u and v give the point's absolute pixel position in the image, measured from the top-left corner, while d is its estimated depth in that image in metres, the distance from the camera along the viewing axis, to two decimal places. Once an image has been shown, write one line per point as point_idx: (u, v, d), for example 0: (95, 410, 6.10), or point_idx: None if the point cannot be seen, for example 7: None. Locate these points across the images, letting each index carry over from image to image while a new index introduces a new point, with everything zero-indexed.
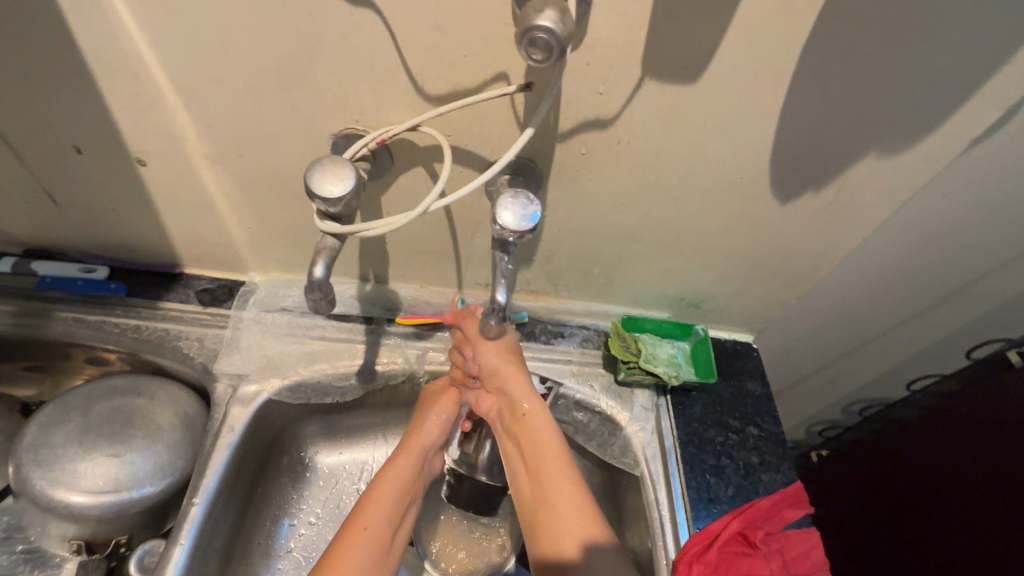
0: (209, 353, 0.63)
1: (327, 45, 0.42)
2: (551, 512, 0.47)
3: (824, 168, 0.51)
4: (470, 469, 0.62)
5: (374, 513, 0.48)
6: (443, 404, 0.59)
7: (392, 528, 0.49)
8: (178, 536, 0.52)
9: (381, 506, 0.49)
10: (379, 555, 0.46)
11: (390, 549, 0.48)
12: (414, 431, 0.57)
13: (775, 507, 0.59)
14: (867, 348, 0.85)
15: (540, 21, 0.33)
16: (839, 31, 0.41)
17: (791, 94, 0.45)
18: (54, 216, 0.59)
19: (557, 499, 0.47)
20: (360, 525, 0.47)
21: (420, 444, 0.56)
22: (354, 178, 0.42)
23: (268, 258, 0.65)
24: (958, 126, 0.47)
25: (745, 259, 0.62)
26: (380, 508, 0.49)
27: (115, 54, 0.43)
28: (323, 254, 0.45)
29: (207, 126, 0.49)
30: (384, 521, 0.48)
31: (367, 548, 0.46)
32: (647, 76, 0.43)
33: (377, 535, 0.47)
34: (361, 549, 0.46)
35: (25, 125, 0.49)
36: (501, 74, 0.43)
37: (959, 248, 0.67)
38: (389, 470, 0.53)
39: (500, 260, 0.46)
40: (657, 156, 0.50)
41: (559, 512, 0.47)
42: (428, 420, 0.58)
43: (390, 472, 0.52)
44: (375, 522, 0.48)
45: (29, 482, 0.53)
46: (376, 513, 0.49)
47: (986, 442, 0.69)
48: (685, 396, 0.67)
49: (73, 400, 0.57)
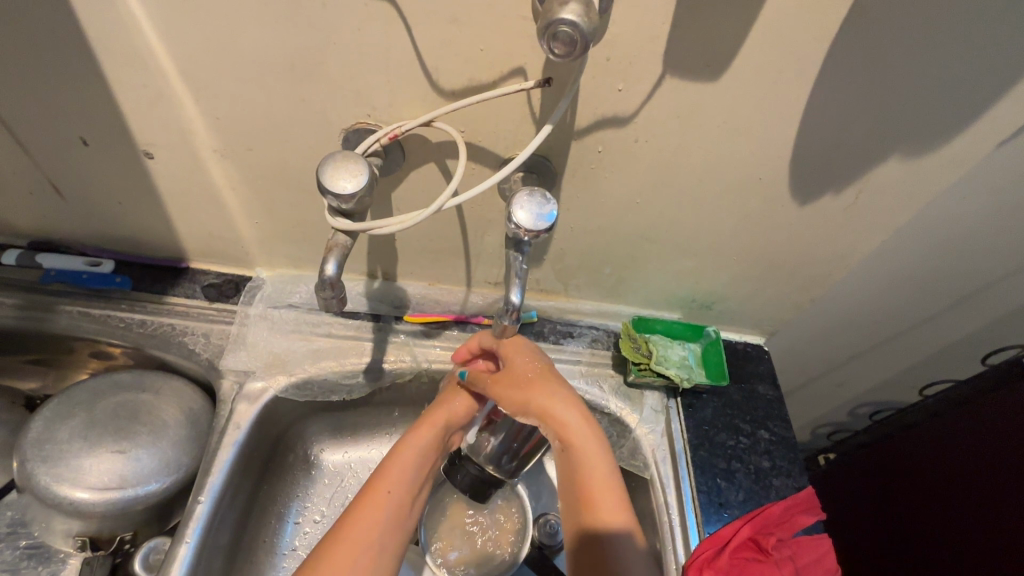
0: (215, 349, 0.62)
1: (340, 38, 0.41)
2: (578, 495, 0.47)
3: (845, 169, 0.50)
4: (475, 456, 0.59)
5: (396, 476, 0.48)
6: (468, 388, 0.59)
7: (414, 493, 0.49)
8: (184, 534, 0.51)
9: (404, 468, 0.49)
10: (403, 517, 0.47)
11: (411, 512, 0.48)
12: (440, 405, 0.57)
13: (788, 513, 0.58)
14: (878, 351, 0.84)
15: (563, 14, 0.31)
16: (867, 30, 0.39)
17: (815, 94, 0.44)
18: (60, 208, 0.58)
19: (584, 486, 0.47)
20: (383, 488, 0.47)
21: (445, 417, 0.55)
22: (367, 174, 0.41)
23: (275, 253, 0.64)
24: (986, 129, 0.46)
25: (760, 261, 0.61)
26: (403, 472, 0.49)
27: (123, 44, 0.42)
28: (335, 251, 0.44)
29: (215, 119, 0.48)
30: (406, 484, 0.49)
31: (389, 510, 0.46)
32: (668, 72, 0.42)
33: (400, 497, 0.47)
34: (383, 511, 0.46)
35: (31, 115, 0.48)
36: (518, 69, 0.42)
37: (977, 252, 0.65)
38: (413, 434, 0.53)
39: (514, 259, 0.46)
40: (674, 155, 0.49)
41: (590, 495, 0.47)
42: (454, 399, 0.58)
43: (415, 437, 0.52)
44: (398, 486, 0.48)
45: (34, 478, 0.52)
46: (399, 477, 0.48)
47: (999, 448, 0.68)
48: (696, 398, 0.67)
49: (79, 395, 0.57)
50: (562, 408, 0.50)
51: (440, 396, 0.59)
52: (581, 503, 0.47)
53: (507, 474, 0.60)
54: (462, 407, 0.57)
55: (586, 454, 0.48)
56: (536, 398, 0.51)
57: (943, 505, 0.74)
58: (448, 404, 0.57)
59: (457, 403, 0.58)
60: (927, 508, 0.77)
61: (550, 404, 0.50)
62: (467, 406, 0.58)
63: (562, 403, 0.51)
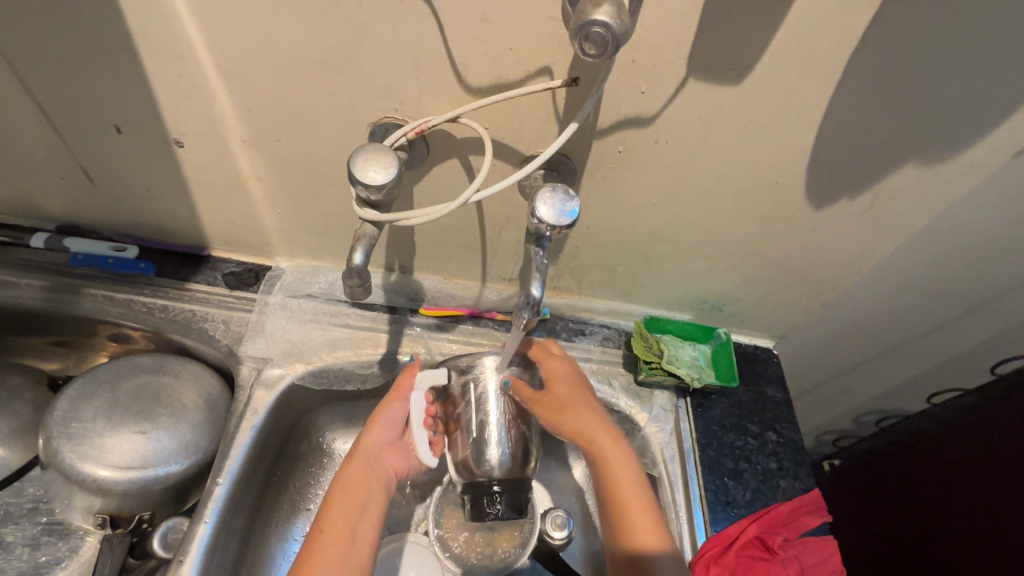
0: (234, 335, 0.64)
1: (373, 34, 0.42)
2: (630, 524, 0.51)
3: (860, 175, 0.51)
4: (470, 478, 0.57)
5: (330, 518, 0.49)
6: (383, 409, 0.58)
7: (353, 526, 0.49)
8: (202, 515, 0.53)
9: (339, 503, 0.51)
10: (343, 554, 0.47)
11: (353, 548, 0.48)
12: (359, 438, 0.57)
13: (794, 513, 0.59)
14: (886, 358, 0.85)
15: (596, 16, 0.33)
16: (889, 39, 0.40)
17: (834, 101, 0.45)
18: (90, 194, 0.60)
19: (633, 516, 0.52)
20: (317, 530, 0.48)
21: (367, 446, 0.56)
22: (397, 167, 0.42)
23: (295, 243, 0.65)
24: (1003, 138, 0.47)
25: (773, 264, 0.62)
26: (338, 512, 0.50)
27: (163, 35, 0.43)
28: (362, 241, 0.46)
29: (246, 110, 0.49)
30: (342, 521, 0.49)
31: (329, 551, 0.47)
32: (691, 75, 0.43)
33: (336, 535, 0.48)
34: (324, 553, 0.47)
35: (68, 101, 0.50)
36: (546, 68, 0.43)
37: (989, 260, 0.66)
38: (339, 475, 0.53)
39: (534, 253, 0.47)
40: (694, 157, 0.50)
41: (634, 524, 0.51)
42: (372, 424, 0.57)
43: (342, 476, 0.53)
44: (333, 525, 0.49)
45: (59, 454, 0.53)
46: (335, 516, 0.49)
47: (1004, 456, 0.69)
48: (705, 398, 0.67)
49: (102, 375, 0.58)
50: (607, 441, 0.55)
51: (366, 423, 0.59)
52: (623, 529, 0.51)
53: (501, 477, 0.56)
54: (380, 429, 0.57)
55: (622, 489, 0.53)
56: (579, 416, 0.56)
57: (945, 513, 0.75)
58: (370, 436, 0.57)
59: (371, 430, 0.57)
60: (930, 517, 0.78)
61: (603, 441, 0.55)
62: (384, 428, 0.57)
63: (600, 428, 0.56)
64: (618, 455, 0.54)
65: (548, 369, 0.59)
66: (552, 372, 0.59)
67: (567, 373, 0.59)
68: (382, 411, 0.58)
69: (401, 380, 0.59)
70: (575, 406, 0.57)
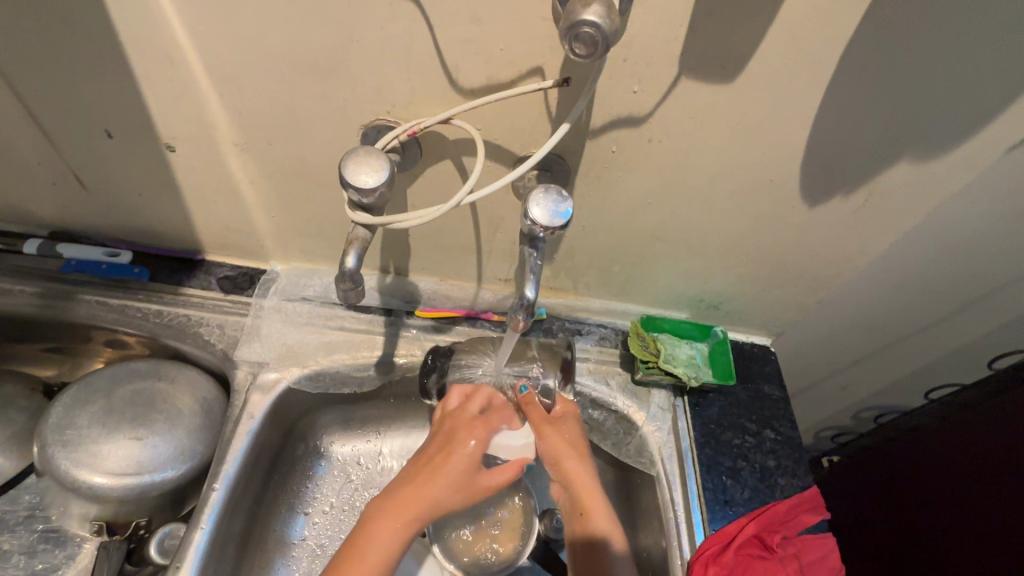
0: (230, 340, 0.63)
1: (364, 36, 0.42)
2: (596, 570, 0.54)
3: (853, 173, 0.51)
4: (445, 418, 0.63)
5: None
6: (460, 465, 0.52)
7: None
8: (199, 520, 0.53)
9: (387, 541, 0.47)
10: None
11: None
12: (421, 484, 0.50)
13: (792, 512, 0.59)
14: (883, 354, 0.85)
15: (586, 15, 0.32)
16: (881, 35, 0.40)
17: (826, 99, 0.45)
18: (82, 200, 0.60)
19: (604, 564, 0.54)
20: None
21: (427, 500, 0.50)
22: (388, 169, 0.42)
23: (289, 246, 0.65)
24: (996, 133, 0.47)
25: (769, 262, 0.62)
26: (379, 551, 0.47)
27: (151, 39, 0.43)
28: (354, 244, 0.45)
29: (238, 115, 0.49)
30: None
31: None
32: (683, 74, 0.43)
33: None
34: None
35: (58, 107, 0.49)
36: (537, 69, 0.43)
37: (984, 255, 0.66)
38: (389, 502, 0.50)
39: (528, 255, 0.47)
40: (687, 154, 0.49)
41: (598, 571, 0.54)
42: (446, 478, 0.51)
43: (396, 503, 0.49)
44: None
45: (54, 462, 0.53)
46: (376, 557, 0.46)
47: (1001, 451, 0.69)
48: (702, 397, 0.67)
49: (96, 382, 0.58)
50: (594, 496, 0.57)
51: (432, 465, 0.52)
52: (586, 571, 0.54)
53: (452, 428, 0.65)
54: (449, 488, 0.51)
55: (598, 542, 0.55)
56: (572, 467, 0.58)
57: (943, 508, 0.75)
58: (445, 476, 0.51)
59: (439, 484, 0.51)
60: (928, 513, 0.78)
61: (591, 496, 0.57)
62: (455, 488, 0.51)
63: (590, 487, 0.58)
64: (605, 512, 0.57)
65: (562, 408, 0.61)
66: (562, 409, 0.61)
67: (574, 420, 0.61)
68: (467, 448, 0.53)
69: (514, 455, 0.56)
70: (571, 460, 0.58)
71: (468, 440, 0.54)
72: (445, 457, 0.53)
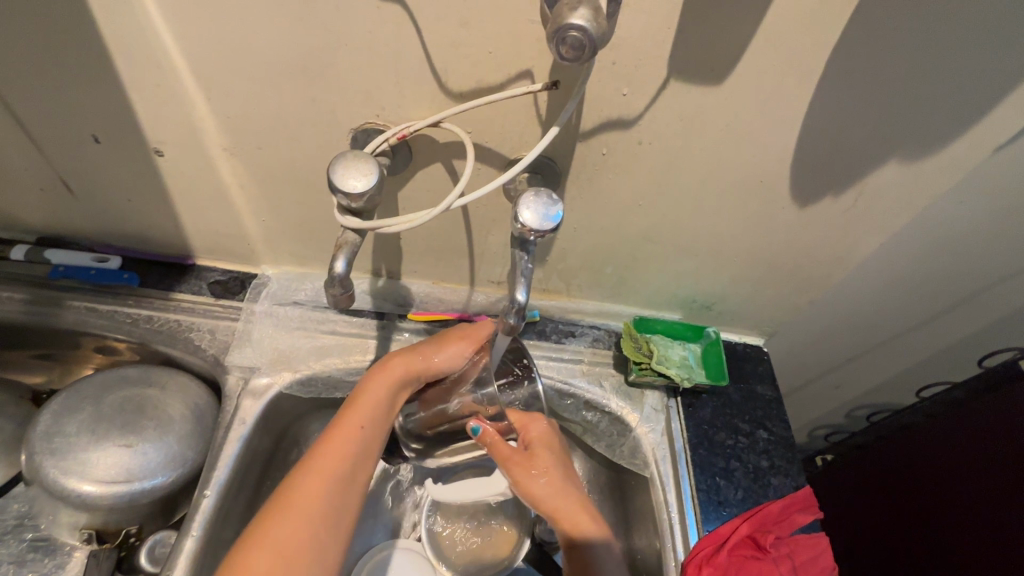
0: (221, 345, 0.63)
1: (352, 40, 0.41)
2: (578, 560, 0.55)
3: (842, 174, 0.51)
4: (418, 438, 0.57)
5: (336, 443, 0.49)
6: (451, 338, 0.56)
7: (356, 456, 0.49)
8: (189, 528, 0.52)
9: (375, 407, 0.52)
10: (325, 518, 0.45)
11: (343, 487, 0.48)
12: (409, 353, 0.55)
13: (785, 512, 0.59)
14: (875, 353, 0.85)
15: (572, 19, 0.32)
16: (868, 38, 0.40)
17: (814, 101, 0.45)
18: (70, 205, 0.59)
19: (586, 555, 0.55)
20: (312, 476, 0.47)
21: (414, 363, 0.54)
22: (377, 173, 0.42)
23: (280, 250, 0.65)
24: (983, 134, 0.47)
25: (760, 262, 0.62)
26: (370, 411, 0.51)
27: (137, 43, 0.42)
28: (344, 249, 0.45)
29: (226, 119, 0.49)
30: (347, 450, 0.49)
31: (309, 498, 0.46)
32: (672, 76, 0.43)
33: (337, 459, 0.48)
34: (315, 498, 0.46)
35: (44, 111, 0.49)
36: (526, 72, 0.43)
37: (973, 253, 0.66)
38: (380, 371, 0.54)
39: (519, 258, 0.47)
40: (677, 157, 0.50)
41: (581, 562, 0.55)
42: (438, 350, 0.55)
43: (388, 371, 0.54)
44: (331, 465, 0.47)
45: (42, 470, 0.53)
46: (361, 420, 0.51)
47: (993, 447, 0.69)
48: (695, 398, 0.67)
49: (86, 388, 0.57)
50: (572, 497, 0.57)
51: (425, 342, 0.57)
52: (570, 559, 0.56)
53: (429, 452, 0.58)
54: (439, 358, 0.55)
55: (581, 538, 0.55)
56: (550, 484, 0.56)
57: (935, 505, 0.76)
58: (431, 361, 0.55)
59: (430, 350, 0.55)
60: (922, 511, 0.78)
61: (570, 507, 0.56)
62: (448, 357, 0.55)
63: (569, 500, 0.56)
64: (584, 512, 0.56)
65: (530, 434, 0.55)
66: (532, 436, 0.55)
67: (548, 436, 0.56)
68: (453, 341, 0.56)
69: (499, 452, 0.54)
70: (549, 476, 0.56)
71: (455, 337, 0.56)
72: (433, 342, 0.56)
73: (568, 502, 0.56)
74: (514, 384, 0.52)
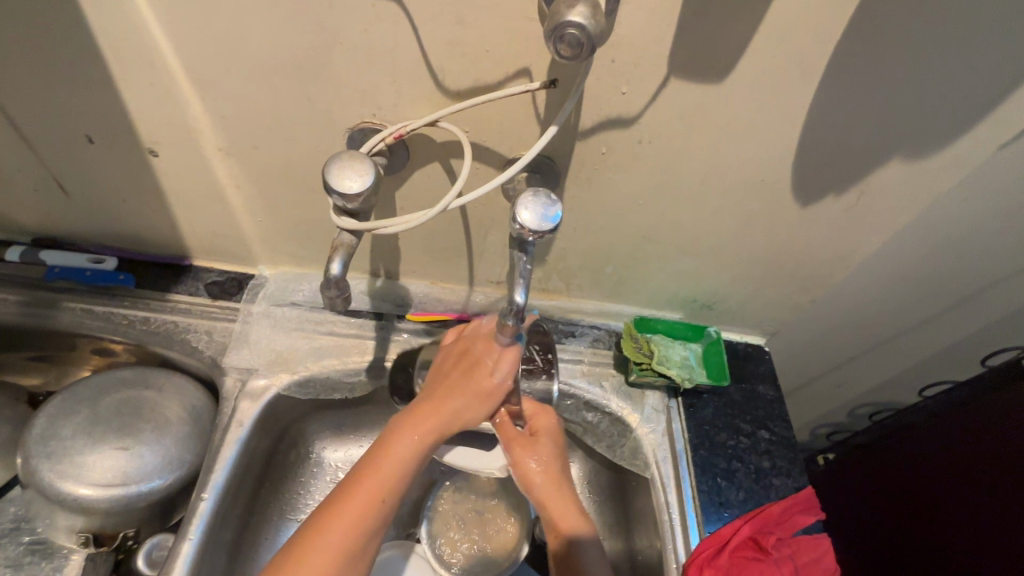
0: (218, 346, 0.62)
1: (347, 38, 0.41)
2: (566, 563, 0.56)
3: (845, 172, 0.51)
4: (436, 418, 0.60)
5: (364, 489, 0.48)
6: (478, 367, 0.53)
7: (383, 501, 0.49)
8: (187, 531, 0.52)
9: (406, 451, 0.50)
10: (340, 556, 0.46)
11: (367, 530, 0.48)
12: (443, 390, 0.53)
13: (787, 513, 0.59)
14: (877, 351, 0.85)
15: (571, 17, 0.32)
16: (872, 34, 0.40)
17: (817, 99, 0.44)
18: (65, 206, 0.59)
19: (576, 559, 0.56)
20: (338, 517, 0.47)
21: (445, 400, 0.52)
22: (373, 174, 0.41)
23: (277, 251, 0.64)
24: (988, 131, 0.46)
25: (762, 261, 0.62)
26: (400, 457, 0.50)
27: (129, 42, 0.42)
28: (340, 250, 0.45)
29: (221, 119, 0.48)
30: (376, 493, 0.48)
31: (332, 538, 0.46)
32: (673, 75, 0.42)
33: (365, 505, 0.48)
34: (335, 537, 0.46)
35: (36, 112, 0.48)
36: (524, 70, 0.42)
37: (977, 252, 0.66)
38: (411, 417, 0.52)
39: (518, 259, 0.46)
40: (678, 156, 0.49)
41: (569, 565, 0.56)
42: (467, 384, 0.53)
43: (420, 415, 0.52)
44: (356, 506, 0.47)
45: (39, 474, 0.52)
46: (393, 466, 0.49)
47: (997, 447, 0.69)
48: (696, 398, 0.67)
49: (82, 391, 0.57)
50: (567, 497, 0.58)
51: (452, 370, 0.54)
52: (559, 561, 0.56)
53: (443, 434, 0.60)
54: (466, 390, 0.53)
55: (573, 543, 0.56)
56: (547, 476, 0.58)
57: (938, 506, 0.75)
58: (460, 395, 0.52)
59: (460, 385, 0.53)
60: (925, 512, 0.77)
61: (564, 506, 0.57)
62: (474, 391, 0.53)
63: (564, 500, 0.57)
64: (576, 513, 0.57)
65: (537, 424, 0.57)
66: (539, 427, 0.57)
67: (553, 430, 0.58)
68: (482, 372, 0.53)
69: (505, 433, 0.57)
70: (550, 470, 0.58)
71: (481, 362, 0.53)
72: (462, 373, 0.53)
73: (560, 499, 0.58)
74: (533, 373, 0.57)
